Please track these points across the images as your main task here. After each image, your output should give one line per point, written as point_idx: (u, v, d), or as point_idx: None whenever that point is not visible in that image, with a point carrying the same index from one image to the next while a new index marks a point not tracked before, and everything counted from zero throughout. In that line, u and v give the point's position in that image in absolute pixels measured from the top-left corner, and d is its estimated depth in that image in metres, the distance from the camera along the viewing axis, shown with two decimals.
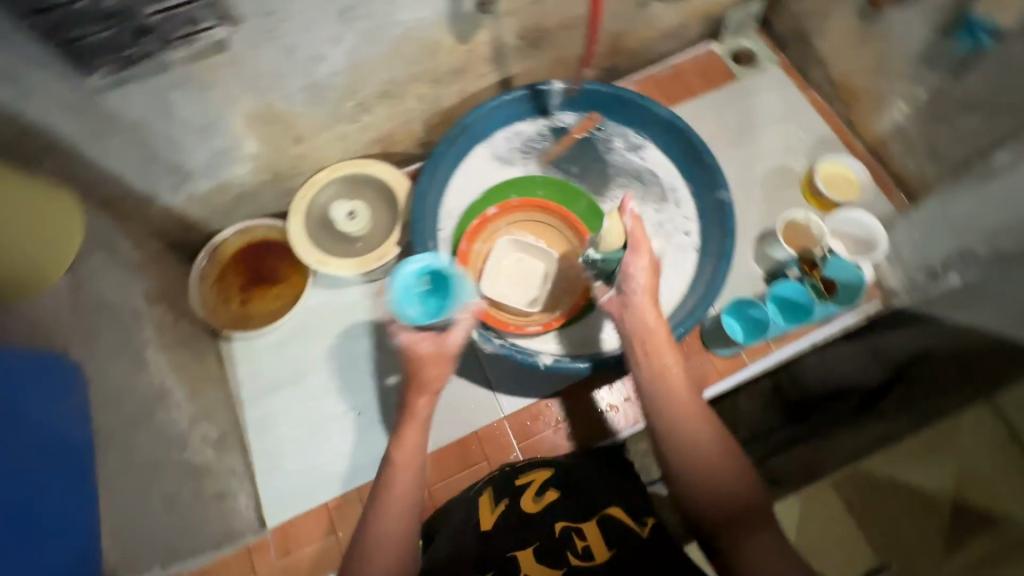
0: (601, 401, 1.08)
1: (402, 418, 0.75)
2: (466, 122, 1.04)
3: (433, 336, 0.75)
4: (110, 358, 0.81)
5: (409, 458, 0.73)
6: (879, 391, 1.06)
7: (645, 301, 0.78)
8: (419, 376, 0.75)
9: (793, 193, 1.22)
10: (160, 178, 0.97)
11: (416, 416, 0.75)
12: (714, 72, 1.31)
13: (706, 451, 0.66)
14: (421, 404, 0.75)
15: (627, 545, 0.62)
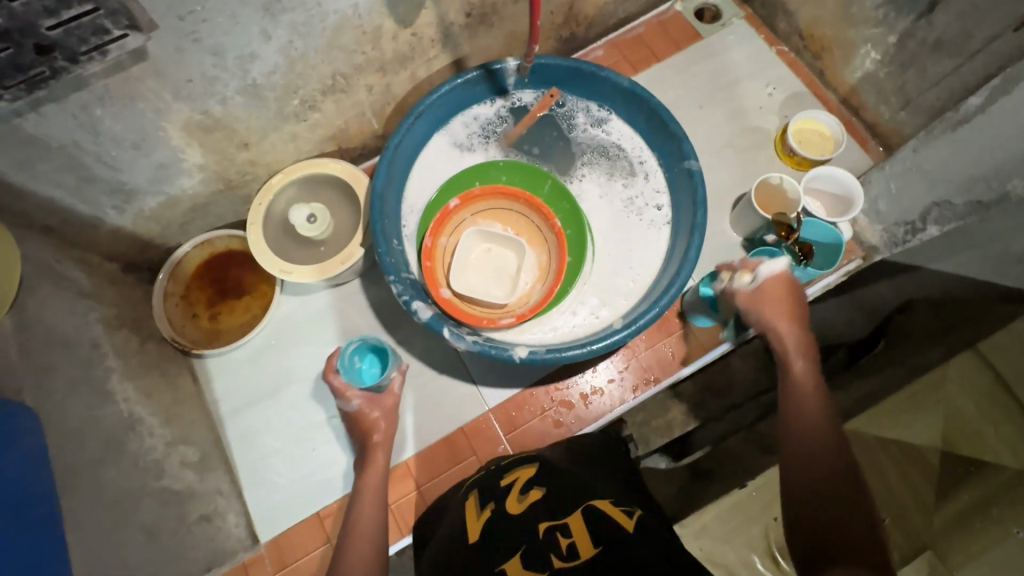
0: (584, 384, 1.07)
1: (364, 461, 0.89)
2: (420, 110, 0.99)
3: (374, 401, 0.93)
4: (68, 393, 0.78)
5: (374, 491, 0.85)
6: (866, 344, 1.08)
7: (764, 323, 0.84)
8: (366, 423, 0.91)
9: (767, 153, 1.18)
10: (103, 199, 0.93)
11: (375, 457, 0.89)
12: (677, 32, 1.26)
13: (821, 440, 0.70)
14: (380, 449, 0.90)
15: (617, 539, 0.58)
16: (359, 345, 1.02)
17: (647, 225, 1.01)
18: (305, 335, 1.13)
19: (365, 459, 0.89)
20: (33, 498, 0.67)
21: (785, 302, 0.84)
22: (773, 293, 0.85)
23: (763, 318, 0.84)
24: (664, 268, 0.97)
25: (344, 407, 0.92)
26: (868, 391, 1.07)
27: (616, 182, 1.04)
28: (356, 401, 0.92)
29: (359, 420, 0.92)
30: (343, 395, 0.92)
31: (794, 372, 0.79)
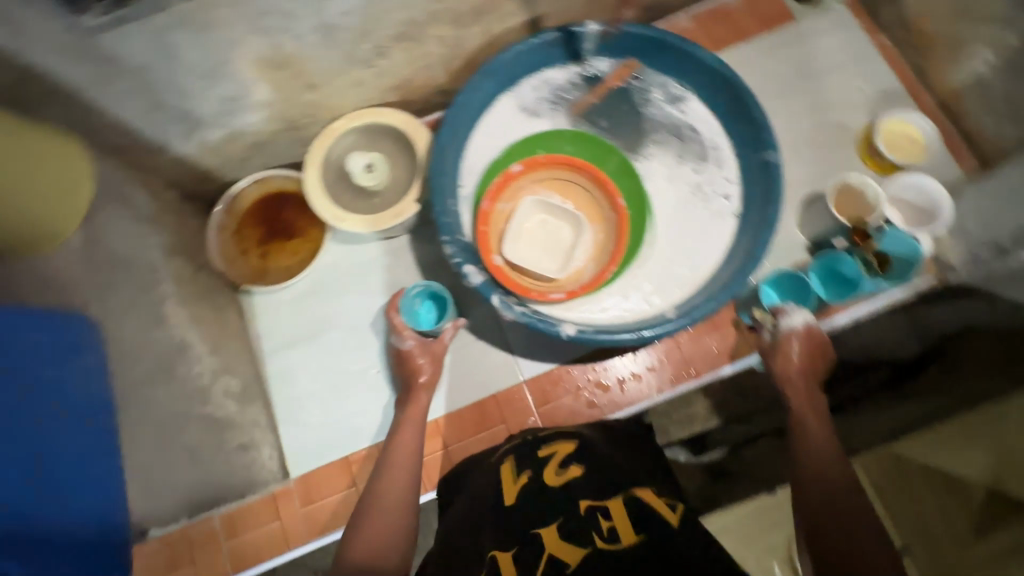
0: (623, 368, 1.05)
1: (407, 406, 0.96)
2: (490, 68, 0.95)
3: (426, 345, 1.00)
4: (128, 313, 0.80)
5: (409, 445, 0.89)
6: (912, 367, 1.08)
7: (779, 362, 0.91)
8: (413, 366, 0.99)
9: (848, 153, 1.11)
10: (170, 126, 0.93)
11: (417, 404, 0.96)
12: (768, 10, 1.17)
13: (822, 452, 0.77)
14: (422, 394, 0.97)
15: (659, 532, 0.57)
16: (422, 290, 1.06)
17: (712, 214, 0.96)
18: (350, 284, 1.14)
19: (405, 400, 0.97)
20: (90, 410, 0.69)
21: (804, 346, 0.92)
22: (795, 336, 0.91)
23: (776, 354, 0.92)
24: (724, 261, 0.93)
25: (397, 343, 1.01)
26: (906, 412, 1.07)
27: (685, 166, 0.99)
28: (411, 340, 1.00)
29: (406, 360, 1.00)
30: (399, 331, 1.00)
31: (796, 398, 0.86)
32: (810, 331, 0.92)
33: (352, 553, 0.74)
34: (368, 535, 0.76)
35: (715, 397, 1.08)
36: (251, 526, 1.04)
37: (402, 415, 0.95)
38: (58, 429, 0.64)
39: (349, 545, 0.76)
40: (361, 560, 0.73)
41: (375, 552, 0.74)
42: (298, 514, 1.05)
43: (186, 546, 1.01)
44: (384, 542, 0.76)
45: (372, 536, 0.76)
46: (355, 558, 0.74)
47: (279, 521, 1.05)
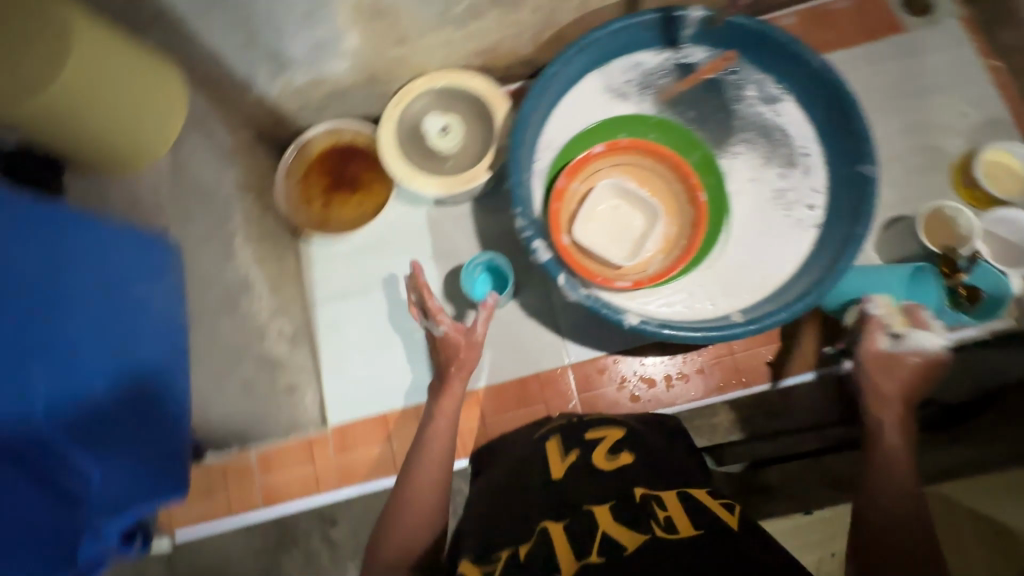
0: (672, 367, 1.04)
1: (443, 388, 0.87)
2: (584, 44, 0.93)
3: (464, 331, 0.88)
4: (203, 242, 0.82)
5: (442, 443, 0.81)
6: (959, 411, 1.01)
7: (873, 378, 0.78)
8: (457, 351, 0.87)
9: (940, 178, 1.05)
10: (259, 64, 0.93)
11: (453, 389, 0.86)
12: (875, 18, 1.11)
13: (898, 477, 0.68)
14: (458, 380, 0.87)
15: (720, 528, 0.57)
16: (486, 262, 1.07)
17: (791, 222, 0.94)
18: (407, 245, 1.14)
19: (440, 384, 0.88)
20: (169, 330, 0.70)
21: (911, 370, 0.77)
22: (917, 361, 0.77)
23: (882, 363, 0.79)
24: (800, 272, 0.90)
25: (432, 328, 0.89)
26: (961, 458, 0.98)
27: (770, 170, 0.97)
28: (444, 327, 0.88)
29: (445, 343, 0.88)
30: (432, 316, 0.88)
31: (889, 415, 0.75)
32: (932, 359, 0.78)
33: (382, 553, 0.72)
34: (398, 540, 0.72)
35: (743, 412, 1.03)
36: (285, 466, 1.07)
37: (438, 392, 0.87)
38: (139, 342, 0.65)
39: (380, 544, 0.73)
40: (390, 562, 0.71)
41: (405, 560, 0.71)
42: (332, 462, 1.07)
43: (223, 475, 1.06)
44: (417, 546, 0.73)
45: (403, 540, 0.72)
46: (391, 555, 0.71)
47: (311, 464, 1.07)
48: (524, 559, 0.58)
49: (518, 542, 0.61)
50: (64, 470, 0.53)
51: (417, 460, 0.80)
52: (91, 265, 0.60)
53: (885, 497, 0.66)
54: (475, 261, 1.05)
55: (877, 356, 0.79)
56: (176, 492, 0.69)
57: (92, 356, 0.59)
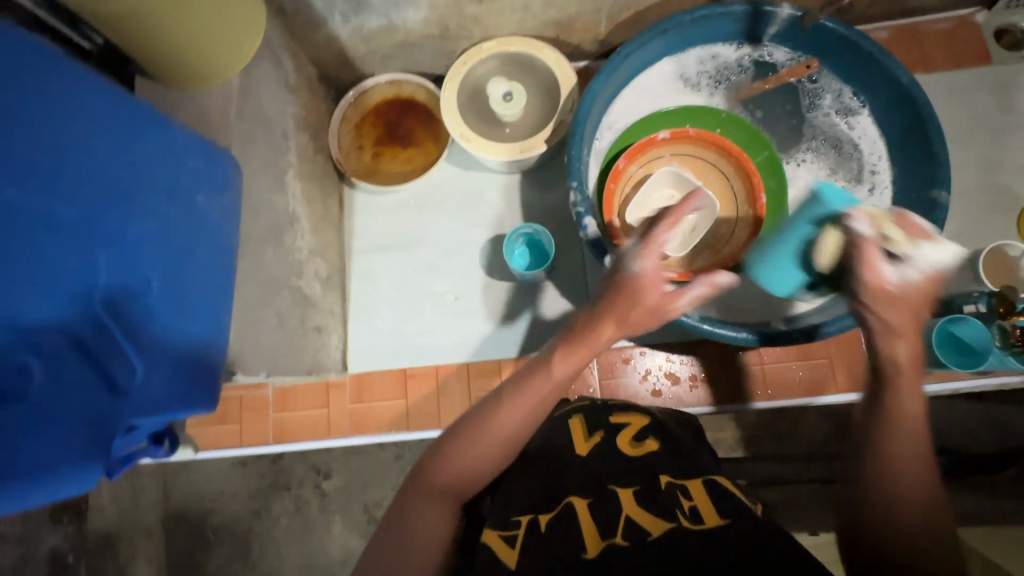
0: (698, 368, 1.02)
1: (579, 334, 0.69)
2: (666, 27, 0.91)
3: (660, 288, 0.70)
4: (258, 169, 0.82)
5: (539, 402, 0.65)
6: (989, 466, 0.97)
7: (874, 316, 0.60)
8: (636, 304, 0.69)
9: (1006, 220, 1.02)
10: (336, 2, 0.93)
11: (595, 341, 0.68)
12: (963, 46, 1.07)
13: (909, 478, 0.51)
14: (607, 331, 0.68)
15: (747, 520, 0.54)
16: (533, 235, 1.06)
17: None
18: (450, 207, 1.13)
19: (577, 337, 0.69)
20: (217, 247, 0.69)
21: (906, 300, 0.59)
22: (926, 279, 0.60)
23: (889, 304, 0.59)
24: None
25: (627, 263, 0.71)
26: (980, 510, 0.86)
27: (835, 183, 0.94)
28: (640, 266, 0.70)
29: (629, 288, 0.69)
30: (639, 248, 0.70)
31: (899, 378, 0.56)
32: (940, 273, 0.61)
33: (432, 478, 0.61)
34: (456, 473, 0.61)
35: (749, 428, 1.03)
36: (300, 405, 1.08)
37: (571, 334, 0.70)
38: (188, 252, 0.64)
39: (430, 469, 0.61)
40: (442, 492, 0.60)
41: (456, 491, 0.61)
42: (346, 409, 1.08)
43: (238, 405, 1.07)
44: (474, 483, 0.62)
45: (458, 479, 0.61)
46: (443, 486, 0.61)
47: (325, 407, 1.08)
48: (545, 527, 0.59)
49: (539, 510, 0.62)
50: (103, 341, 0.53)
51: (502, 401, 0.64)
52: (161, 163, 0.61)
53: (889, 504, 0.50)
54: (517, 231, 1.05)
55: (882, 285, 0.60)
56: (204, 403, 0.67)
57: (151, 248, 0.59)
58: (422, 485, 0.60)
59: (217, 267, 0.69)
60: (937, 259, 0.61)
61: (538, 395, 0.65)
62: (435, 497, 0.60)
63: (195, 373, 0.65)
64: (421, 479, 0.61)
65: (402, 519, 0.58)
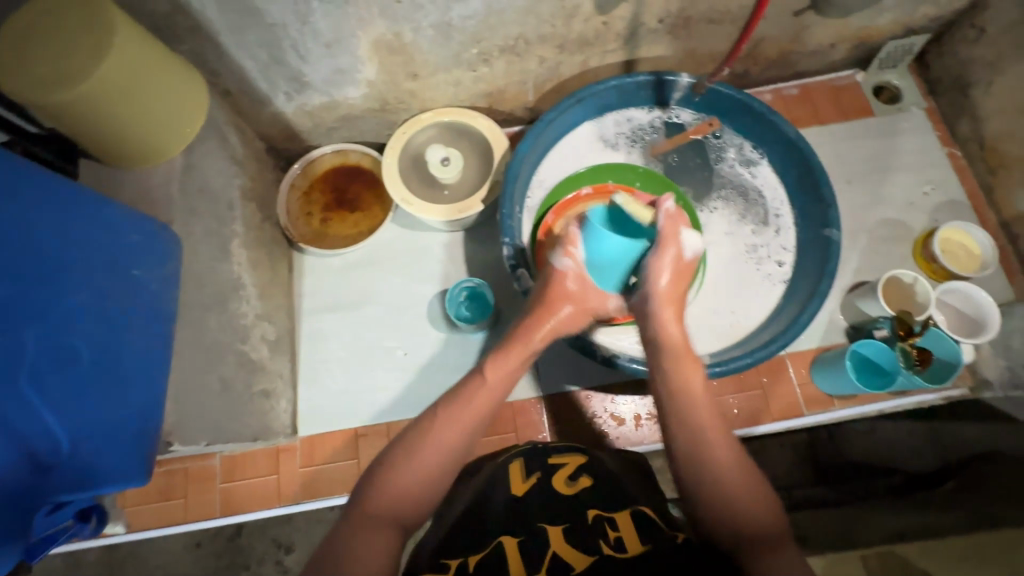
0: (643, 407, 1.06)
1: (510, 344, 0.79)
2: (583, 97, 1.02)
3: (581, 279, 0.84)
4: (202, 239, 0.85)
5: (474, 414, 0.72)
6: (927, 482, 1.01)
7: (655, 281, 0.80)
8: (584, 299, 0.85)
9: (902, 250, 1.13)
10: (280, 84, 1.00)
11: (528, 346, 0.80)
12: (849, 101, 1.22)
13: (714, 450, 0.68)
14: (535, 339, 0.80)
15: (664, 543, 0.61)
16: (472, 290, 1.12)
17: (762, 276, 1.02)
18: (397, 265, 1.18)
19: (511, 345, 0.79)
20: (156, 317, 0.71)
21: (680, 268, 0.81)
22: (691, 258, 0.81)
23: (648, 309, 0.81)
24: (768, 321, 0.98)
25: (553, 258, 0.85)
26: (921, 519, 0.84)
27: (746, 226, 1.05)
28: (571, 262, 0.83)
29: (553, 278, 0.84)
30: (564, 246, 0.83)
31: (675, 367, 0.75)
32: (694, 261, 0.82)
33: (377, 500, 0.65)
34: (399, 490, 0.66)
35: None
36: (248, 474, 1.06)
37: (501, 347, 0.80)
38: (124, 324, 0.66)
39: (376, 490, 0.66)
40: (385, 513, 0.64)
41: (398, 517, 0.65)
42: (297, 472, 1.06)
43: (183, 478, 1.04)
44: (416, 501, 0.66)
45: (400, 496, 0.66)
46: (380, 508, 0.64)
47: (275, 473, 1.06)
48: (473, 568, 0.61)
49: (471, 551, 0.64)
50: (23, 414, 0.55)
51: (436, 419, 0.72)
52: (95, 240, 0.64)
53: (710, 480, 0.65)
54: (459, 284, 1.11)
55: (678, 267, 0.80)
56: (134, 477, 0.67)
57: (84, 322, 0.62)
58: (367, 511, 0.64)
59: (155, 337, 0.70)
60: (693, 246, 0.81)
61: (475, 406, 0.73)
62: (379, 518, 0.64)
63: (130, 444, 0.66)
64: (367, 502, 0.65)
65: (344, 544, 0.60)
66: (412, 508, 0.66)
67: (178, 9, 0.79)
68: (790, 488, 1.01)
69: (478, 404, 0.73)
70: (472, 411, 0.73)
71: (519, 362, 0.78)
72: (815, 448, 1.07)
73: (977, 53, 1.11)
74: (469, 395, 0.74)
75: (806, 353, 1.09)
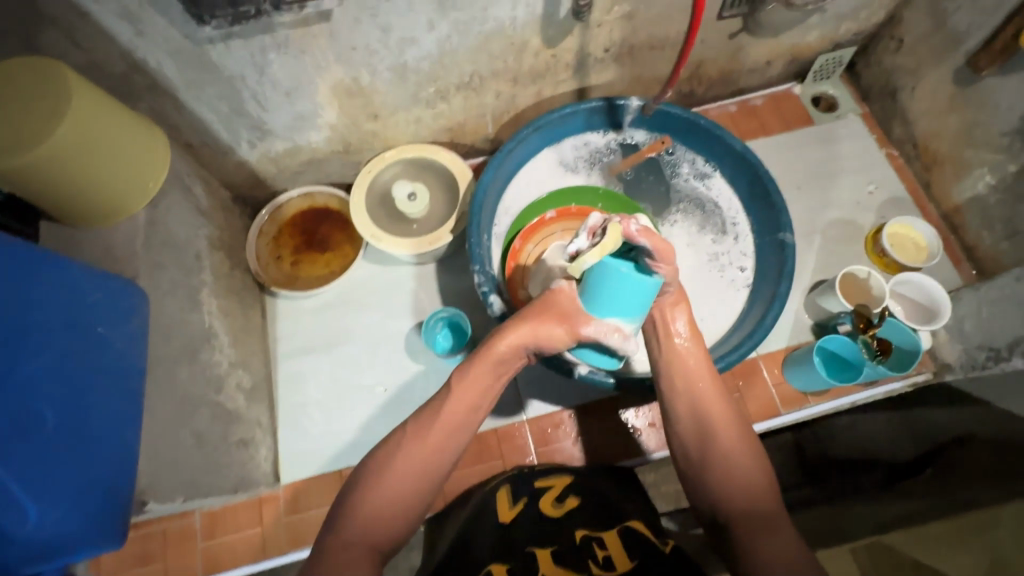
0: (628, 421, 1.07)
1: (476, 352, 0.75)
2: (540, 125, 1.06)
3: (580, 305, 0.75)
4: (169, 291, 0.84)
5: (446, 433, 0.71)
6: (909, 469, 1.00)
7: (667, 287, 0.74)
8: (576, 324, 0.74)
9: (855, 248, 1.19)
10: (242, 133, 1.01)
11: (493, 353, 0.74)
12: (791, 113, 1.30)
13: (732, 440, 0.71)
14: (503, 345, 0.74)
15: (653, 556, 0.62)
16: (449, 318, 1.13)
17: (727, 283, 1.07)
18: (373, 301, 1.18)
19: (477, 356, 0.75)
20: (124, 375, 0.71)
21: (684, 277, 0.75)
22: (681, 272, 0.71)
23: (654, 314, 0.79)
24: (736, 326, 1.02)
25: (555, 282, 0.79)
26: (904, 509, 0.85)
27: (706, 236, 1.10)
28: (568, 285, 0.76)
29: (551, 296, 0.78)
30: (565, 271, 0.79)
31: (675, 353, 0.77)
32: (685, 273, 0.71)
33: (349, 527, 0.64)
34: (370, 516, 0.65)
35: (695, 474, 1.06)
36: (232, 528, 1.02)
37: (470, 357, 0.75)
38: (90, 385, 0.66)
39: (348, 516, 0.65)
40: (361, 539, 0.64)
41: (375, 540, 0.64)
42: (282, 522, 1.04)
43: (162, 540, 0.99)
44: (392, 524, 0.66)
45: (372, 520, 0.65)
46: (352, 534, 0.64)
47: (259, 525, 1.03)
48: None
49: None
50: None
51: (407, 439, 0.70)
52: (59, 300, 0.64)
53: (726, 461, 0.69)
54: (436, 315, 1.12)
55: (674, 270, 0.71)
56: (108, 542, 0.66)
57: (50, 385, 0.61)
58: (341, 541, 0.63)
59: (123, 395, 0.70)
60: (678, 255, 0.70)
61: (448, 424, 0.71)
62: (354, 548, 0.63)
63: (101, 505, 0.65)
64: (338, 531, 0.64)
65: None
66: (388, 530, 0.65)
67: (135, 67, 0.81)
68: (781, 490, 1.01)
69: (450, 421, 0.71)
70: (445, 429, 0.71)
71: (488, 371, 0.74)
72: (801, 448, 1.10)
73: (899, 62, 1.19)
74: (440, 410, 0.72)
75: (777, 354, 1.13)
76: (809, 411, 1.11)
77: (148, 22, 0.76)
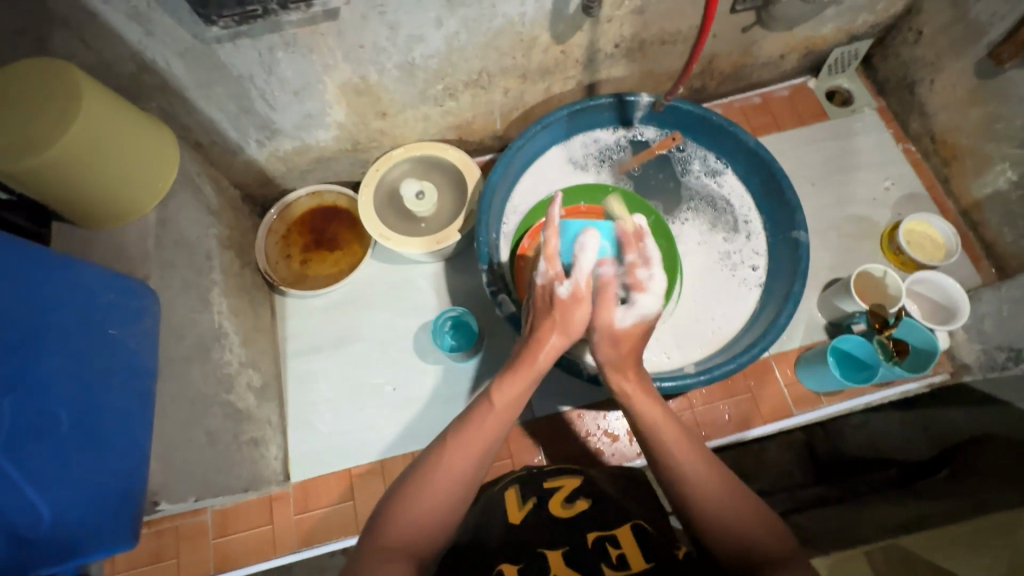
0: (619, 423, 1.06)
1: (518, 362, 0.77)
2: (549, 122, 1.05)
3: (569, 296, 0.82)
4: (180, 291, 0.85)
5: (484, 442, 0.70)
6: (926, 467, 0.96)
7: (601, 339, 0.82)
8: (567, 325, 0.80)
9: (871, 246, 1.16)
10: (251, 131, 1.01)
11: (531, 366, 0.77)
12: (804, 107, 1.27)
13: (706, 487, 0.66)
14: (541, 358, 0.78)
15: (668, 562, 0.63)
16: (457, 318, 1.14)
17: (739, 282, 1.05)
18: (382, 299, 1.18)
19: (511, 370, 0.77)
20: (135, 377, 0.71)
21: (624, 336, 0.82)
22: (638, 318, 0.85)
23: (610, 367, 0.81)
24: (748, 325, 1.01)
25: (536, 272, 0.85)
26: (922, 510, 0.83)
27: (717, 234, 1.08)
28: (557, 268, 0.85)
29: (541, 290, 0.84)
30: (549, 260, 0.84)
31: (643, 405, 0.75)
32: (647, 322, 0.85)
33: (387, 534, 0.63)
34: (405, 526, 0.63)
35: None
36: (243, 526, 1.03)
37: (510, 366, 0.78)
38: (98, 384, 0.66)
39: (380, 529, 0.64)
40: (399, 547, 0.62)
41: (414, 548, 0.62)
42: (293, 521, 1.04)
43: (175, 537, 1.01)
44: (431, 532, 0.64)
45: (412, 528, 0.63)
46: (390, 540, 0.62)
47: (270, 523, 1.04)
48: None
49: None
50: (13, 495, 0.55)
51: (449, 446, 0.70)
52: (71, 303, 0.64)
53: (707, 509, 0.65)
54: (443, 315, 1.13)
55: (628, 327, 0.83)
56: (122, 542, 0.67)
57: (63, 386, 0.61)
58: (378, 546, 0.62)
59: (135, 395, 0.71)
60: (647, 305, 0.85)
61: (488, 431, 0.71)
62: (393, 552, 0.61)
63: (112, 504, 0.66)
64: (377, 537, 0.63)
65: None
66: (427, 540, 0.64)
67: (143, 68, 0.81)
68: (795, 489, 1.00)
69: (482, 432, 0.71)
70: (485, 439, 0.71)
71: (523, 386, 0.76)
72: (813, 449, 1.07)
73: (917, 54, 1.16)
74: (476, 422, 0.72)
75: (790, 353, 1.12)
76: (824, 412, 1.10)
77: (157, 22, 0.76)
